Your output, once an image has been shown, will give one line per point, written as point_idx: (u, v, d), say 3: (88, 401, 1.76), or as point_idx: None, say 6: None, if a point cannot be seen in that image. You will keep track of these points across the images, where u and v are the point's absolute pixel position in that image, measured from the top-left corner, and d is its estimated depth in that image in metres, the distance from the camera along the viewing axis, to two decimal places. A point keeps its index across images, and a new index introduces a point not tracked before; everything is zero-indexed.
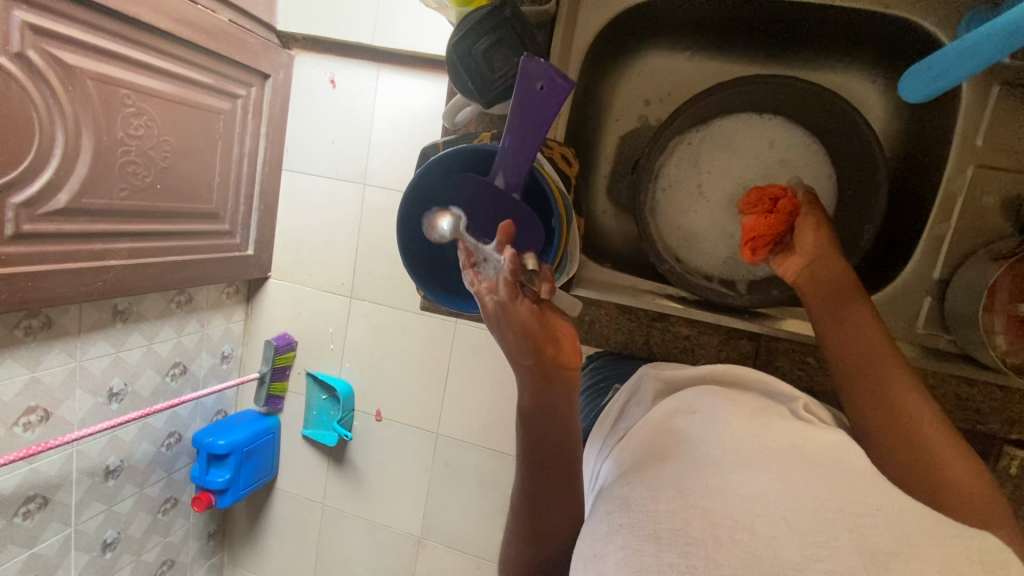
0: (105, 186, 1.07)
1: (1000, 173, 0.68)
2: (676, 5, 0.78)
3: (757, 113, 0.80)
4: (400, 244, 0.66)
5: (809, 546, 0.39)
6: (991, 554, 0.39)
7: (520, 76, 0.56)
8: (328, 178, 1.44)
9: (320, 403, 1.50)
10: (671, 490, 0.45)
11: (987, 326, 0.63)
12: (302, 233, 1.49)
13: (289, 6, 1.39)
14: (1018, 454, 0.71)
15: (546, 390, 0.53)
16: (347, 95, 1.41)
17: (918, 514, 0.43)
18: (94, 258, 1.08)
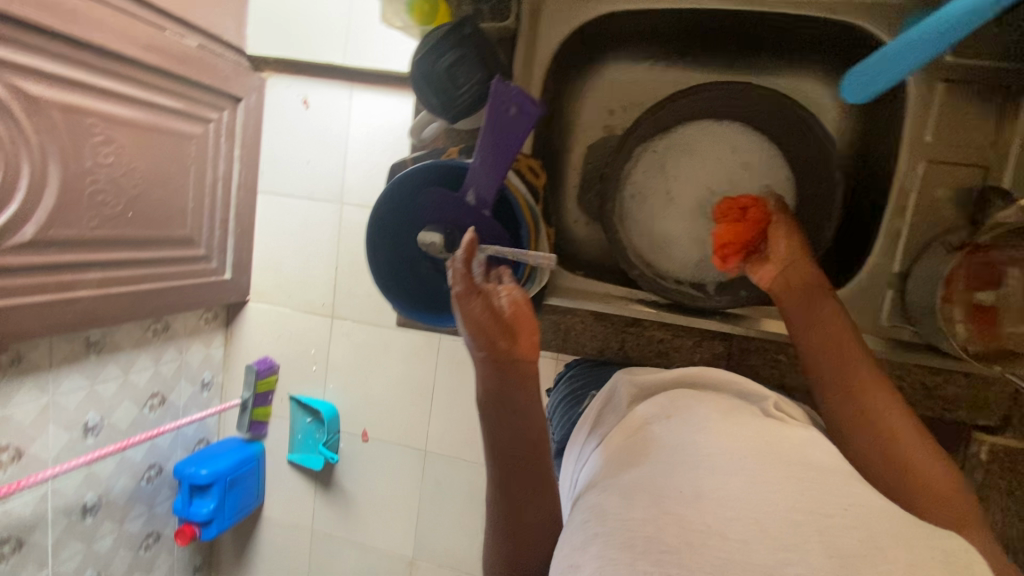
0: (74, 217, 1.06)
1: (951, 167, 0.70)
2: (633, 17, 0.80)
3: (717, 119, 0.82)
4: (369, 260, 0.66)
5: (780, 549, 0.39)
6: (957, 554, 0.40)
7: (491, 98, 0.55)
8: (304, 198, 1.44)
9: (305, 427, 1.48)
10: (646, 496, 0.46)
11: (947, 315, 0.65)
12: (281, 255, 1.47)
13: (259, 29, 1.39)
14: (986, 440, 0.73)
15: (509, 390, 0.53)
16: (320, 116, 1.41)
17: (886, 510, 0.43)
18: (62, 290, 1.06)
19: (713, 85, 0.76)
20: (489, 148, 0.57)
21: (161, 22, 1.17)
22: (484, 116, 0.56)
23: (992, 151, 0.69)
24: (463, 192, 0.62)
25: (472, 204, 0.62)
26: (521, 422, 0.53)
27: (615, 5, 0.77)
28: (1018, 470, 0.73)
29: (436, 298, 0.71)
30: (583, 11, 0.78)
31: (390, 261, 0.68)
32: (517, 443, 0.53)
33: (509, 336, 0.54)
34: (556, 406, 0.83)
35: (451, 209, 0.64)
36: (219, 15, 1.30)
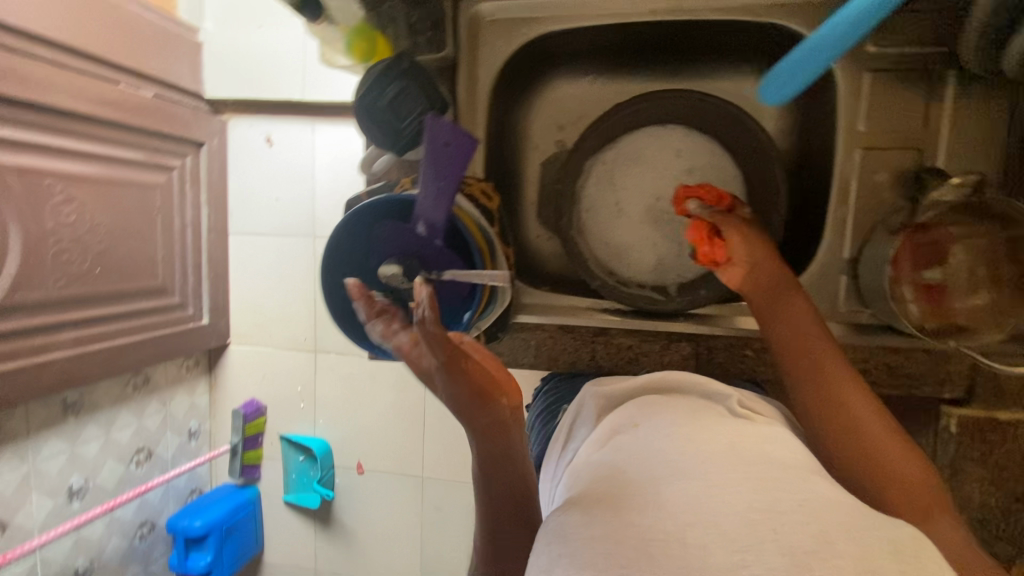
0: (39, 278, 1.04)
1: (887, 152, 0.72)
2: (568, 36, 0.82)
3: (661, 126, 0.84)
4: (326, 299, 0.66)
5: (736, 550, 0.41)
6: (903, 544, 0.41)
7: (427, 138, 0.56)
8: (276, 235, 1.43)
9: (298, 466, 1.44)
10: (608, 513, 0.46)
11: (899, 295, 0.67)
12: (257, 294, 1.46)
13: (214, 72, 1.39)
14: (955, 413, 0.75)
15: (503, 444, 0.58)
16: (284, 152, 1.41)
17: (833, 501, 0.45)
18: (35, 355, 1.05)
19: (647, 95, 0.79)
20: (435, 180, 0.58)
21: (114, 75, 1.16)
22: (423, 154, 0.57)
23: (925, 133, 0.71)
24: (414, 223, 0.62)
25: (423, 234, 0.62)
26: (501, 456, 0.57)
27: (549, 26, 0.79)
28: (990, 440, 0.74)
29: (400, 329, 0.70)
30: (519, 34, 0.80)
31: (349, 298, 0.68)
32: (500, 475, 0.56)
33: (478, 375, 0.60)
34: (535, 420, 0.84)
35: (403, 242, 0.64)
36: (172, 61, 1.30)
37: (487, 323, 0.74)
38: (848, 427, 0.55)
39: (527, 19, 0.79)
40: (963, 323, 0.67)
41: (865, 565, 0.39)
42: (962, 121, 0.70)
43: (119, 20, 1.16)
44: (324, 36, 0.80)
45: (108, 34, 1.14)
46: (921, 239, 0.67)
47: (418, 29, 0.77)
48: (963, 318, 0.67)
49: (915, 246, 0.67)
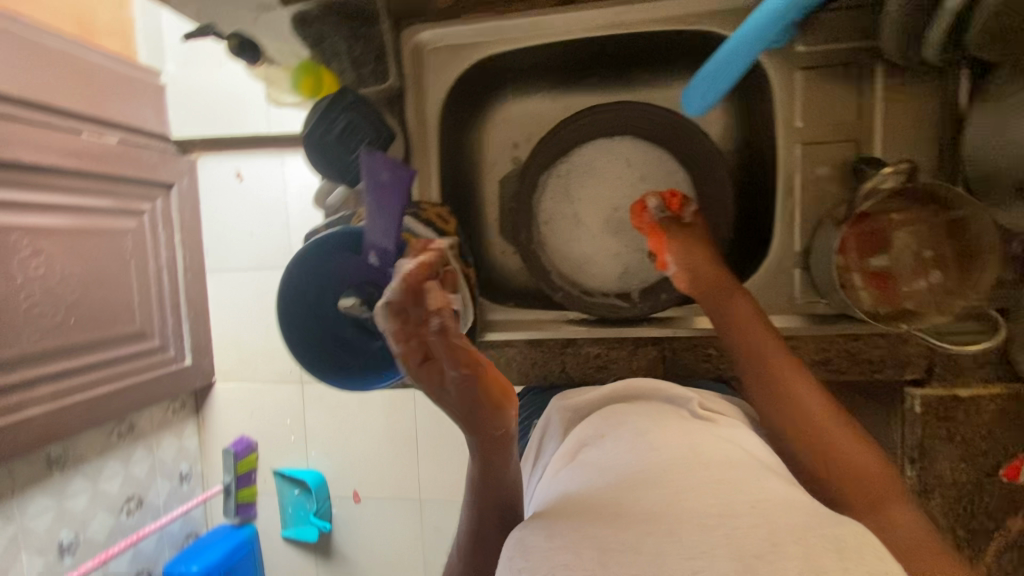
0: (14, 335, 1.04)
1: (825, 147, 0.74)
2: (510, 57, 0.83)
3: (610, 138, 0.85)
4: (283, 332, 0.65)
5: (688, 558, 0.41)
6: (845, 536, 0.43)
7: (366, 171, 0.61)
8: (254, 269, 1.41)
9: (294, 499, 1.42)
10: (566, 526, 0.47)
11: (850, 284, 0.69)
12: (239, 331, 1.43)
13: (179, 112, 1.38)
14: (918, 393, 0.76)
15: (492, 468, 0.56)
16: (253, 187, 1.39)
17: (781, 501, 0.47)
18: (10, 412, 1.03)
19: (588, 111, 0.81)
20: (381, 212, 0.61)
21: (75, 124, 1.16)
22: (364, 188, 0.60)
23: (858, 123, 0.73)
24: (364, 254, 0.63)
25: (375, 264, 0.62)
26: (490, 468, 0.56)
27: (491, 49, 0.81)
28: (953, 417, 0.75)
29: (361, 361, 0.69)
30: (461, 59, 0.81)
31: (309, 332, 0.67)
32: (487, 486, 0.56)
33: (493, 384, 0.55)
34: (518, 440, 0.85)
35: (359, 273, 0.65)
36: (136, 105, 1.30)
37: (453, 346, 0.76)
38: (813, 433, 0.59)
39: (469, 44, 0.80)
40: (911, 308, 0.69)
41: (811, 565, 0.39)
42: (892, 112, 0.72)
43: (77, 69, 1.17)
44: (276, 77, 0.83)
45: (65, 85, 1.14)
46: (863, 229, 0.69)
47: (361, 62, 0.78)
48: (910, 302, 0.69)
49: (861, 235, 0.69)
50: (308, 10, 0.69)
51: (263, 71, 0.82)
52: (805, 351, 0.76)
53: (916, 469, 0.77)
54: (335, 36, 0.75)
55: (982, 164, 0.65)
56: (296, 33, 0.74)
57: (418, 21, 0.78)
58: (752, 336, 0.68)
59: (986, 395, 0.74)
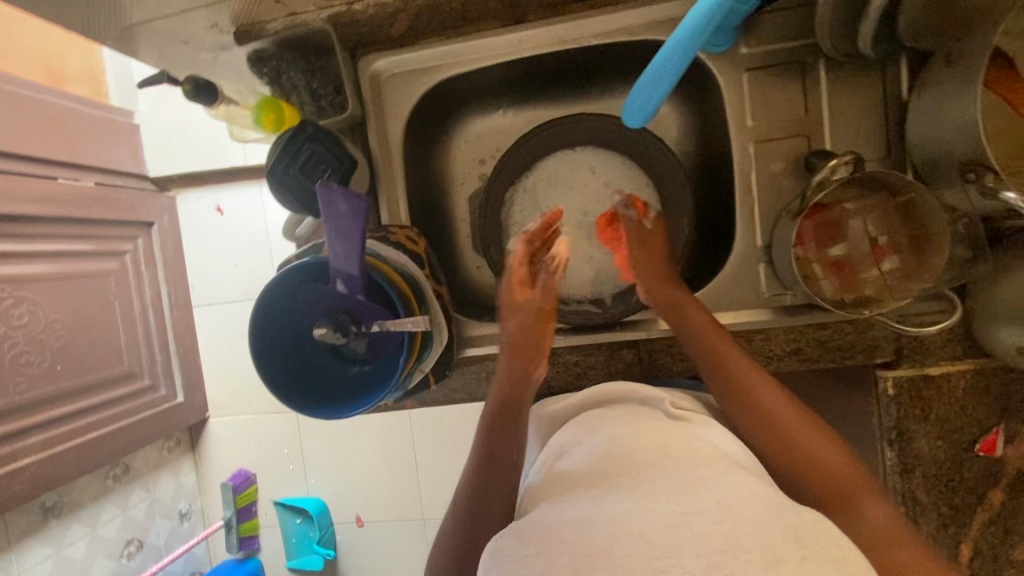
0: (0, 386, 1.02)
1: (778, 142, 0.76)
2: (467, 79, 0.86)
3: (570, 148, 0.87)
4: (258, 367, 0.65)
5: (657, 557, 0.43)
6: (802, 529, 0.45)
7: (322, 206, 0.59)
8: (242, 301, 1.43)
9: (296, 528, 1.38)
10: (539, 532, 0.48)
11: (812, 274, 0.71)
12: (230, 365, 1.45)
13: (155, 152, 1.40)
14: (889, 375, 0.78)
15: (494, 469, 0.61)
16: (235, 219, 1.41)
17: (747, 494, 0.49)
18: (3, 463, 1.03)
19: (547, 124, 0.82)
20: (341, 248, 0.60)
21: (50, 170, 1.15)
22: (323, 225, 0.59)
23: (807, 119, 0.75)
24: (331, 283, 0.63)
25: (344, 291, 0.63)
26: (494, 462, 0.61)
27: (446, 72, 0.83)
28: (927, 397, 0.77)
29: (339, 388, 0.69)
30: (418, 83, 0.83)
31: (286, 363, 0.67)
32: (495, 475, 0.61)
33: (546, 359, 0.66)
34: None
35: (327, 301, 0.65)
36: (111, 145, 1.30)
37: (430, 366, 0.77)
38: (782, 439, 0.61)
39: (425, 69, 0.83)
40: (872, 294, 0.70)
41: (771, 556, 0.42)
42: (840, 105, 0.74)
43: (50, 112, 1.16)
44: (239, 116, 0.83)
45: (38, 132, 1.13)
46: (818, 221, 0.71)
47: (322, 94, 0.83)
48: (870, 288, 0.70)
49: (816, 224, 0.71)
50: (264, 48, 0.78)
51: (223, 111, 0.83)
52: (776, 343, 0.79)
53: (896, 451, 0.78)
54: (293, 71, 0.82)
55: (931, 151, 0.67)
56: (256, 72, 0.82)
57: (374, 50, 0.82)
58: (713, 345, 0.69)
59: (952, 373, 0.76)
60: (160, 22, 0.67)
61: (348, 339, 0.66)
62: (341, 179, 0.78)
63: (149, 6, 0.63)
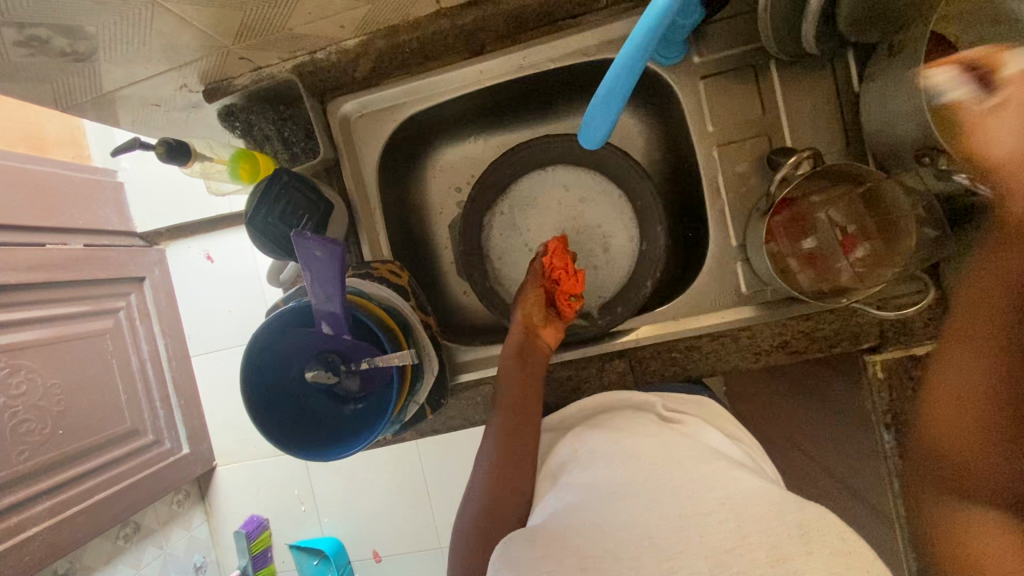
0: (3, 457, 1.01)
1: (739, 144, 0.78)
2: (434, 113, 0.88)
3: (540, 168, 0.90)
4: (254, 416, 0.66)
5: (665, 559, 0.45)
6: (809, 522, 0.46)
7: (297, 252, 0.59)
8: (239, 345, 1.44)
9: (314, 569, 1.35)
10: (550, 537, 0.51)
11: (788, 268, 0.73)
12: (233, 412, 1.46)
13: (143, 208, 1.42)
14: (878, 359, 0.78)
15: (505, 477, 0.66)
16: (225, 266, 1.43)
17: (750, 495, 0.50)
18: (13, 536, 1.03)
19: (515, 147, 0.84)
20: (320, 291, 0.61)
21: (39, 237, 1.17)
22: (302, 271, 0.60)
23: (765, 119, 0.77)
24: (318, 326, 0.63)
25: (330, 333, 0.63)
26: (509, 469, 0.67)
27: (412, 107, 0.85)
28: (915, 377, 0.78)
29: (337, 428, 0.69)
30: (387, 121, 0.85)
31: (281, 411, 0.68)
32: (514, 456, 0.68)
33: (546, 349, 0.79)
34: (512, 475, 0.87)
35: (315, 343, 0.67)
36: (97, 207, 1.32)
37: (425, 396, 0.78)
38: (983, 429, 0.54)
39: (392, 106, 0.85)
40: (848, 283, 0.71)
41: (776, 552, 0.43)
42: (795, 103, 0.76)
43: (32, 182, 1.18)
44: (214, 171, 0.81)
45: (21, 200, 1.14)
46: (786, 215, 0.73)
47: (292, 141, 0.86)
48: (846, 278, 0.72)
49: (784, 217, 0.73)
50: (235, 102, 0.80)
51: (196, 167, 0.80)
52: (763, 338, 0.80)
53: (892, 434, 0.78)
54: (263, 121, 0.84)
55: (887, 139, 0.68)
56: (226, 125, 0.84)
57: (344, 92, 0.85)
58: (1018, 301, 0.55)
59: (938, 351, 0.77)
60: (129, 90, 0.69)
61: (339, 378, 0.67)
62: (318, 222, 0.80)
63: (118, 76, 0.65)
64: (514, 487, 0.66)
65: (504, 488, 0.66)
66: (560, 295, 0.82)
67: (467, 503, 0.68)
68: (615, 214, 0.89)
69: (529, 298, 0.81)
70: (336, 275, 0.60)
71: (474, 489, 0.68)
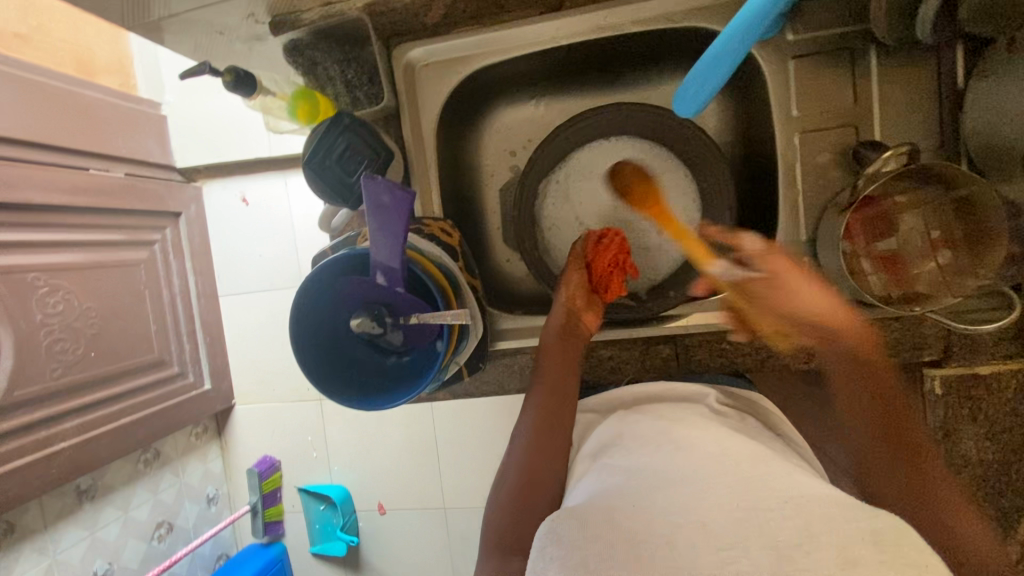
0: (36, 370, 1.03)
1: (824, 133, 0.73)
2: (501, 69, 0.85)
3: (606, 138, 0.86)
4: (298, 358, 0.65)
5: (721, 549, 0.45)
6: (884, 534, 0.45)
7: (365, 199, 0.58)
8: (268, 291, 1.42)
9: (320, 514, 1.38)
10: (599, 518, 0.50)
11: (858, 268, 0.69)
12: (258, 353, 1.44)
13: (183, 143, 1.38)
14: (937, 373, 0.75)
15: (541, 454, 0.67)
16: (260, 211, 1.40)
17: (815, 498, 0.49)
18: (39, 449, 1.04)
19: (580, 115, 0.81)
20: (384, 241, 0.60)
21: (83, 161, 1.16)
22: (365, 218, 0.59)
23: (856, 109, 0.72)
24: (372, 276, 0.62)
25: (384, 284, 0.62)
26: (547, 443, 0.67)
27: (480, 62, 0.82)
28: (974, 396, 0.74)
29: (378, 380, 0.69)
30: (453, 74, 0.82)
31: (324, 356, 0.67)
32: (554, 432, 0.68)
33: (588, 331, 0.77)
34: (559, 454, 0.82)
35: (366, 293, 0.65)
36: (139, 137, 1.30)
37: (465, 359, 0.76)
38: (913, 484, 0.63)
39: (458, 58, 0.82)
40: (923, 291, 0.68)
41: (847, 556, 0.43)
42: (890, 95, 0.72)
43: (80, 105, 1.17)
44: (273, 107, 0.84)
45: (68, 121, 1.14)
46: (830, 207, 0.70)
47: (355, 85, 0.82)
48: (922, 286, 0.68)
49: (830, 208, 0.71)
50: (298, 37, 0.75)
51: (258, 101, 0.83)
52: (819, 338, 0.78)
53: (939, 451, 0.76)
54: (327, 61, 0.80)
55: (991, 141, 0.64)
56: (291, 61, 0.80)
57: (410, 38, 0.81)
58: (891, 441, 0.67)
59: (1002, 372, 0.73)
60: (195, 14, 0.67)
61: (384, 330, 0.66)
62: (377, 171, 0.77)
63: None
64: (551, 464, 0.66)
65: (545, 462, 0.66)
66: (605, 276, 0.79)
67: (503, 472, 0.68)
68: (678, 193, 0.86)
69: (573, 278, 0.78)
70: (401, 227, 0.59)
71: (510, 460, 0.68)
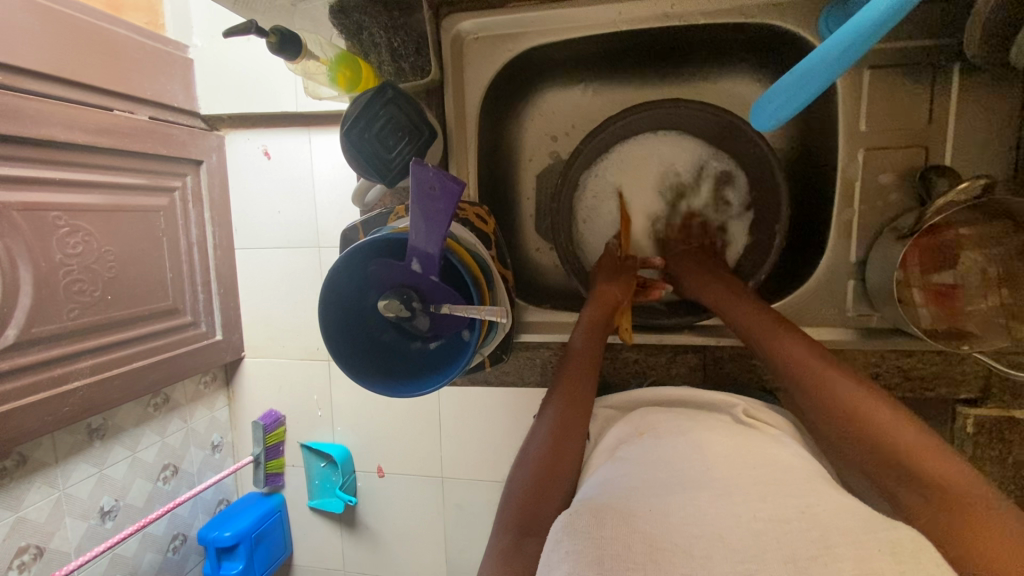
0: (52, 310, 1.01)
1: (890, 152, 0.70)
2: (556, 50, 0.80)
3: (654, 135, 0.85)
4: (326, 336, 0.63)
5: (740, 561, 0.44)
6: (903, 545, 0.43)
7: (411, 187, 0.56)
8: (283, 248, 1.37)
9: (320, 471, 1.37)
10: (618, 517, 0.48)
11: (908, 298, 0.66)
12: (268, 307, 1.40)
13: (209, 89, 1.33)
14: (971, 413, 0.73)
15: (560, 447, 0.65)
16: (281, 165, 1.35)
17: (846, 514, 0.47)
18: (52, 386, 1.02)
19: (636, 108, 0.76)
20: (426, 232, 0.58)
21: (107, 102, 1.13)
22: (409, 205, 0.56)
23: (928, 129, 0.68)
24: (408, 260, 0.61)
25: (417, 271, 0.61)
26: (565, 439, 0.66)
27: (535, 40, 0.78)
28: (1008, 436, 0.72)
29: (403, 366, 0.67)
30: (504, 51, 0.78)
31: (351, 338, 0.66)
32: (570, 428, 0.67)
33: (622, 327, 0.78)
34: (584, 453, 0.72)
35: (397, 275, 0.63)
36: (166, 81, 1.26)
37: (491, 349, 0.75)
38: (827, 394, 0.60)
39: (511, 34, 0.78)
40: (971, 330, 0.65)
41: (866, 567, 0.41)
42: (969, 116, 0.67)
43: (106, 42, 1.12)
44: (315, 73, 0.76)
45: (94, 56, 1.10)
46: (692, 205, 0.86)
47: (401, 54, 0.80)
48: (972, 324, 0.65)
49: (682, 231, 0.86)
50: None
51: (299, 66, 0.76)
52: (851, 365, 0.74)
53: None
54: (374, 27, 0.78)
55: None
56: (336, 23, 0.79)
57: (461, 7, 0.77)
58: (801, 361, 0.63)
59: None
60: None
61: (412, 315, 0.64)
62: (417, 149, 0.75)
63: None
64: (570, 460, 0.65)
65: (563, 454, 0.65)
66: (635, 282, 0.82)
67: (518, 462, 0.66)
68: (723, 199, 0.85)
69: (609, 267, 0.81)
70: (447, 221, 0.57)
71: (526, 449, 0.66)
